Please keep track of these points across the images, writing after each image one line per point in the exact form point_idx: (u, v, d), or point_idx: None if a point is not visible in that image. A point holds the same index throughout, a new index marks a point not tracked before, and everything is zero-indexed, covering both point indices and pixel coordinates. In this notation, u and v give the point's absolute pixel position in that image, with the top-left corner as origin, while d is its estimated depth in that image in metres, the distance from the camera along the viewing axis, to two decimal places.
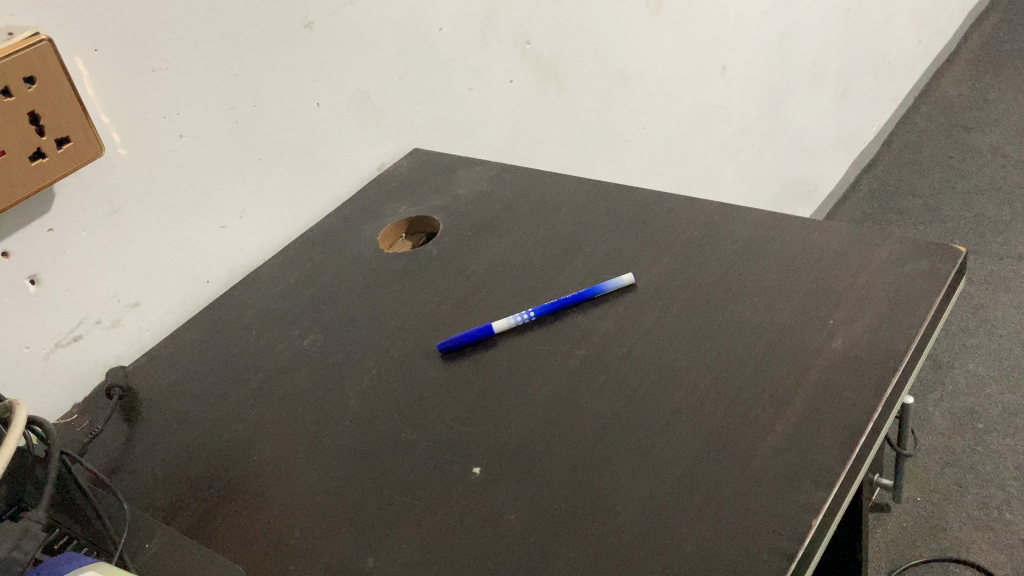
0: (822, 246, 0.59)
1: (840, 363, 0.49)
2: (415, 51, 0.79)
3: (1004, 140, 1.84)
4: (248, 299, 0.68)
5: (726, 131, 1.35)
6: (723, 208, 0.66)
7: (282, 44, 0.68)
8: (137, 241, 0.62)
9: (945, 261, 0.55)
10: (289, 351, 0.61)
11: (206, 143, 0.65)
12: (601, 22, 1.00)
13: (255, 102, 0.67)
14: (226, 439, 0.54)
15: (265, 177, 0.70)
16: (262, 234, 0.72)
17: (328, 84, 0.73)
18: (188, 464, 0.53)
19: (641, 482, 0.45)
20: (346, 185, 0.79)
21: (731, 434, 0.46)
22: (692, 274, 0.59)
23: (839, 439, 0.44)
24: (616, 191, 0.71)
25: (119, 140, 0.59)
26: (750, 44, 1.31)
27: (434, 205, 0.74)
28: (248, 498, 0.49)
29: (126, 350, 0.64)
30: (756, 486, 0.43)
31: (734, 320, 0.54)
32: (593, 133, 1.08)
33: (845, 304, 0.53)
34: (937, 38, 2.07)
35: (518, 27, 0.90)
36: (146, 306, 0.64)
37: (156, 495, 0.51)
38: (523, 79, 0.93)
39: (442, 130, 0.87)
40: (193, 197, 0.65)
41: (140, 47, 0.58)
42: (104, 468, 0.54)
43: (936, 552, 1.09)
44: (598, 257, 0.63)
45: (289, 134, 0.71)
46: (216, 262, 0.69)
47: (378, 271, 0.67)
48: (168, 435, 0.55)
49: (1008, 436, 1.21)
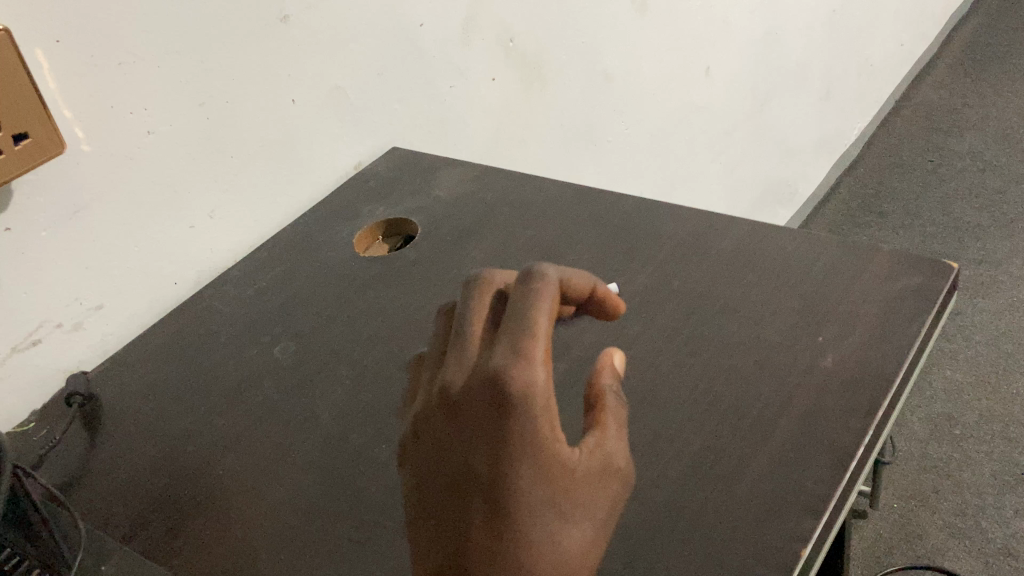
0: (810, 258, 0.57)
1: (831, 383, 0.47)
2: (395, 47, 0.77)
3: (983, 145, 1.84)
4: (218, 302, 0.65)
5: (709, 132, 1.34)
6: (709, 215, 0.64)
7: (258, 38, 0.65)
8: (101, 241, 0.60)
9: (937, 277, 0.53)
10: (260, 359, 0.58)
11: (176, 140, 0.62)
12: (586, 21, 0.99)
13: (227, 98, 0.65)
14: (192, 453, 0.52)
15: (237, 175, 0.68)
16: (234, 235, 0.70)
17: (305, 80, 0.70)
18: (151, 478, 0.50)
19: (613, 434, 0.41)
20: (322, 185, 0.76)
21: (717, 456, 0.44)
22: (678, 286, 0.57)
23: (829, 462, 0.43)
24: (600, 196, 0.69)
25: (82, 136, 0.56)
26: (734, 45, 1.29)
27: (413, 207, 0.72)
28: (214, 515, 0.47)
29: (89, 354, 0.61)
30: (741, 512, 0.41)
31: (720, 336, 0.52)
32: (576, 133, 1.06)
33: (835, 321, 0.52)
34: (919, 41, 2.07)
35: (502, 24, 0.87)
36: (110, 309, 0.62)
37: (116, 511, 0.48)
38: (506, 78, 0.91)
39: (422, 129, 0.84)
40: (161, 196, 0.63)
41: (106, 38, 0.55)
42: (62, 480, 0.51)
43: (911, 560, 1.09)
44: (581, 266, 0.61)
45: (263, 132, 0.69)
46: (186, 264, 0.67)
47: (354, 275, 0.65)
48: (130, 447, 0.53)
49: (984, 443, 1.20)
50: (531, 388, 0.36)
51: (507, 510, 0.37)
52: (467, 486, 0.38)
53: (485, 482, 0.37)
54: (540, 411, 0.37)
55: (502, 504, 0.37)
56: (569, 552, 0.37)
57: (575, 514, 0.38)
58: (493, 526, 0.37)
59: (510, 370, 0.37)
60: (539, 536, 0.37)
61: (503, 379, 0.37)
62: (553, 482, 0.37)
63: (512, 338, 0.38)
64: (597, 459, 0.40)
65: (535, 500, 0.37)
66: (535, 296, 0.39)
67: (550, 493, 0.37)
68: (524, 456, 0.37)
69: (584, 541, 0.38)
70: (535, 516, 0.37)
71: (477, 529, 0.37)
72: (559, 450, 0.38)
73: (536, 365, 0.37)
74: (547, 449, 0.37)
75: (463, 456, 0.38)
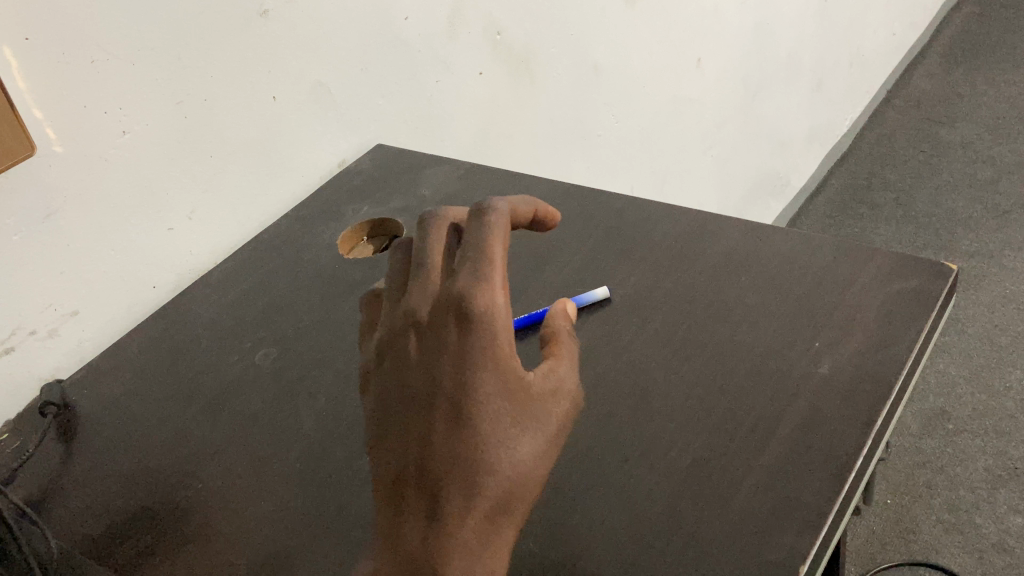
0: (805, 260, 0.56)
1: (828, 391, 0.46)
2: (379, 41, 0.75)
3: (974, 135, 1.83)
4: (198, 306, 0.64)
5: (700, 125, 1.32)
6: (701, 215, 0.62)
7: (237, 34, 0.63)
8: (77, 245, 0.58)
9: (936, 279, 0.52)
10: (240, 366, 0.57)
11: (152, 140, 0.60)
12: (575, 13, 0.97)
13: (206, 96, 0.63)
14: (170, 465, 0.50)
15: (216, 175, 0.66)
16: (214, 236, 0.68)
17: (285, 77, 0.68)
18: (127, 492, 0.49)
19: (567, 364, 0.44)
20: (304, 183, 0.75)
21: (712, 468, 0.43)
22: (670, 290, 0.56)
23: (827, 473, 0.41)
24: (590, 195, 0.68)
25: (54, 138, 0.54)
26: (725, 36, 1.28)
27: (398, 206, 0.70)
28: (192, 531, 0.46)
29: (64, 361, 0.60)
30: (736, 526, 0.40)
31: (714, 341, 0.51)
32: (566, 127, 1.04)
33: (832, 326, 0.50)
34: (910, 31, 2.05)
35: (489, 17, 0.85)
36: (87, 314, 0.60)
37: (90, 527, 0.47)
38: (493, 72, 0.89)
39: (408, 125, 0.83)
40: (138, 198, 0.61)
41: (78, 36, 0.54)
42: (35, 495, 0.50)
43: (905, 556, 1.08)
44: (571, 269, 0.60)
45: (243, 131, 0.67)
46: (165, 267, 0.65)
47: (338, 278, 0.64)
48: (106, 458, 0.52)
49: (977, 437, 1.20)
50: (493, 307, 0.39)
51: (472, 414, 0.38)
52: (428, 398, 0.39)
53: (448, 393, 0.39)
54: (501, 326, 0.39)
55: (463, 412, 0.38)
56: (523, 462, 0.39)
57: (530, 428, 0.39)
58: (454, 434, 0.38)
59: (474, 290, 0.39)
60: (497, 446, 0.38)
61: (468, 299, 0.39)
62: (511, 395, 0.39)
63: (475, 265, 0.40)
64: (549, 381, 0.42)
65: (497, 409, 0.38)
66: (491, 231, 0.42)
67: (508, 405, 0.39)
68: (485, 367, 0.39)
69: (538, 456, 0.39)
70: (494, 426, 0.38)
71: (437, 437, 0.38)
72: (517, 366, 0.40)
73: (497, 289, 0.40)
74: (507, 363, 0.39)
75: (423, 369, 0.40)
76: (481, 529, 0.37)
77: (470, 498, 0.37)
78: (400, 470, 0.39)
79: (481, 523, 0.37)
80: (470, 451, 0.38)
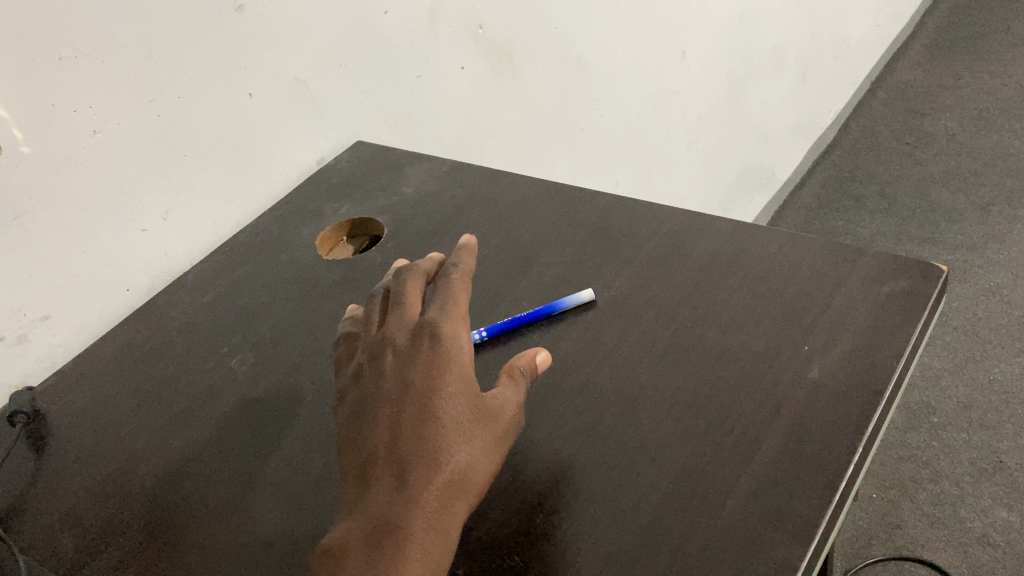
0: (793, 261, 0.55)
1: (818, 396, 0.45)
2: (357, 36, 0.73)
3: (958, 126, 1.83)
4: (173, 309, 0.62)
5: (684, 118, 1.31)
6: (687, 214, 0.61)
7: (211, 30, 0.61)
8: (45, 249, 0.56)
9: (926, 281, 0.51)
10: (217, 371, 0.55)
11: (123, 139, 0.59)
12: (559, 6, 0.95)
13: (179, 94, 0.61)
14: (144, 475, 0.49)
15: (191, 174, 0.64)
16: (190, 237, 0.66)
17: (261, 73, 0.67)
18: (99, 504, 0.47)
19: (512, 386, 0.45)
20: (282, 182, 0.73)
21: (700, 478, 0.42)
22: (656, 291, 0.55)
23: (818, 481, 0.40)
24: (574, 194, 0.67)
25: (20, 138, 0.53)
26: (709, 28, 1.27)
27: (379, 206, 0.69)
28: (165, 544, 0.44)
29: (35, 367, 0.58)
30: (725, 537, 0.39)
31: (702, 345, 0.50)
32: (549, 121, 1.03)
33: (821, 329, 0.49)
34: (893, 22, 2.05)
35: (471, 11, 0.84)
36: (58, 320, 0.59)
37: (60, 541, 0.45)
38: (475, 66, 0.88)
39: (389, 121, 0.81)
40: (109, 199, 0.59)
41: (44, 32, 0.52)
42: (4, 507, 0.48)
43: (891, 551, 1.07)
44: (556, 270, 0.59)
45: (217, 129, 0.65)
46: (138, 269, 0.63)
47: (317, 280, 0.62)
48: (78, 468, 0.50)
49: (962, 431, 1.20)
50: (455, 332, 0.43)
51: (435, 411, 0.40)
52: (394, 394, 0.41)
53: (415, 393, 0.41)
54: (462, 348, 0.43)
55: (428, 400, 0.40)
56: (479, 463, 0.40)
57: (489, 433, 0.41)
58: (420, 418, 0.40)
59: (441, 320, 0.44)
60: (459, 440, 0.40)
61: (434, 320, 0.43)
62: (471, 395, 0.41)
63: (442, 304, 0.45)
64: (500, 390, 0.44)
65: (458, 411, 0.40)
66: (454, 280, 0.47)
67: (468, 400, 0.41)
68: (448, 368, 0.42)
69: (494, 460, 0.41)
70: (455, 415, 0.40)
71: (402, 424, 0.40)
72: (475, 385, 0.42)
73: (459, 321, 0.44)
74: (468, 370, 0.42)
75: (392, 374, 0.42)
76: (441, 506, 0.38)
77: (433, 473, 0.38)
78: (365, 458, 0.40)
79: (441, 500, 0.38)
80: (433, 435, 0.39)
